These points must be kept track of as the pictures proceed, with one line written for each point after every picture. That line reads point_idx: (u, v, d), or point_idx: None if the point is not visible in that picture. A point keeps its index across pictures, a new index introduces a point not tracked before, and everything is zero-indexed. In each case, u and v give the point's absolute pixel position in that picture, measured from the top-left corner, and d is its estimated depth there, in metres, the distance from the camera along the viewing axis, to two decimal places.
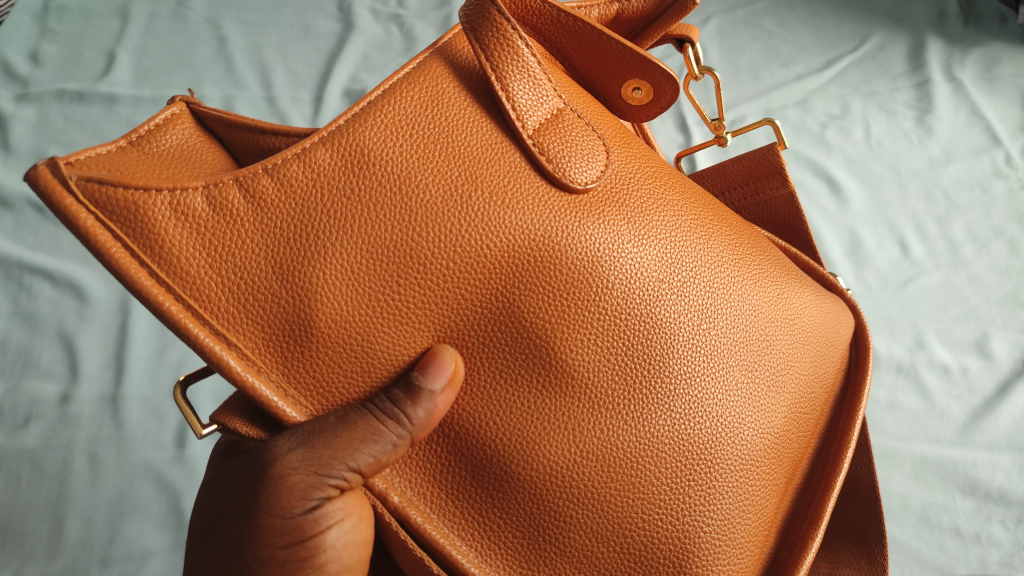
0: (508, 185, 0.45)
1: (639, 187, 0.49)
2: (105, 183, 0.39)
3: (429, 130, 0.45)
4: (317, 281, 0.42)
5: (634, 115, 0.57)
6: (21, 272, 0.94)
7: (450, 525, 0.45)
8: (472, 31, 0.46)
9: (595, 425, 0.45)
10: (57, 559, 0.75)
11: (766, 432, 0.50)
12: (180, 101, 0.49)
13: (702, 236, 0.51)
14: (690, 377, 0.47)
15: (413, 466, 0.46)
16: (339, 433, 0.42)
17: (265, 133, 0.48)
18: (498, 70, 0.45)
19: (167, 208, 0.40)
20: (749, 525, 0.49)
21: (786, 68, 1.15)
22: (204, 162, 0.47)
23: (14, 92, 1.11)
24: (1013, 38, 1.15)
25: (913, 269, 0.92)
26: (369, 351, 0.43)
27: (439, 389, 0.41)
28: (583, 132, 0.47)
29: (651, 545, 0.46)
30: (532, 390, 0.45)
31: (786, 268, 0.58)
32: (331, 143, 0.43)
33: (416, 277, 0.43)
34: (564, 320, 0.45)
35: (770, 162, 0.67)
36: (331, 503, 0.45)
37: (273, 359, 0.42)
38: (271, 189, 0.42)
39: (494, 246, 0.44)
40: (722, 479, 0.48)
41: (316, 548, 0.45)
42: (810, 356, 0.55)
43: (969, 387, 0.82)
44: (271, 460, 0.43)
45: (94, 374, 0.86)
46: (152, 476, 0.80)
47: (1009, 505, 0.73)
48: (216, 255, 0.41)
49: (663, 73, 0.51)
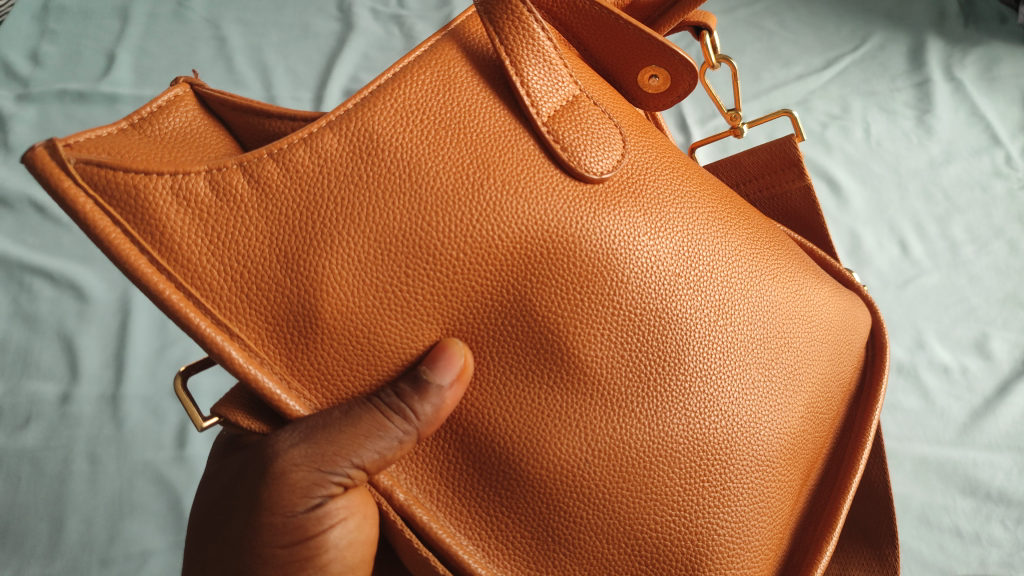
0: (521, 174, 0.44)
1: (655, 178, 0.48)
2: (104, 166, 0.38)
3: (440, 116, 0.43)
4: (322, 271, 0.40)
5: (650, 104, 0.56)
6: (22, 272, 0.92)
7: (456, 524, 0.43)
8: (486, 14, 0.45)
9: (608, 424, 0.44)
10: (57, 559, 0.73)
11: (782, 432, 0.49)
12: (183, 82, 0.47)
13: (719, 230, 0.50)
14: (705, 374, 0.46)
15: (419, 462, 0.44)
16: (343, 428, 0.40)
17: (271, 117, 0.47)
18: (512, 54, 0.44)
19: (168, 192, 0.39)
20: (763, 528, 0.48)
21: (787, 68, 1.15)
22: (208, 146, 0.46)
23: (14, 92, 1.09)
24: (1012, 39, 1.15)
25: (913, 268, 0.91)
26: (375, 344, 0.42)
27: (448, 383, 0.40)
28: (599, 120, 0.46)
29: (664, 547, 0.45)
30: (544, 386, 0.43)
31: (803, 262, 0.57)
32: (339, 129, 0.42)
33: (426, 268, 0.42)
34: (578, 315, 0.43)
35: (787, 154, 0.66)
36: (333, 502, 0.43)
37: (276, 350, 0.40)
38: (276, 174, 0.41)
39: (507, 237, 0.43)
40: (737, 481, 0.47)
41: (318, 548, 0.44)
42: (827, 354, 0.54)
43: (969, 387, 0.81)
44: (273, 456, 0.42)
45: (95, 374, 0.84)
46: (152, 476, 0.78)
47: (1009, 505, 0.73)
48: (218, 242, 0.40)
49: (682, 60, 0.50)
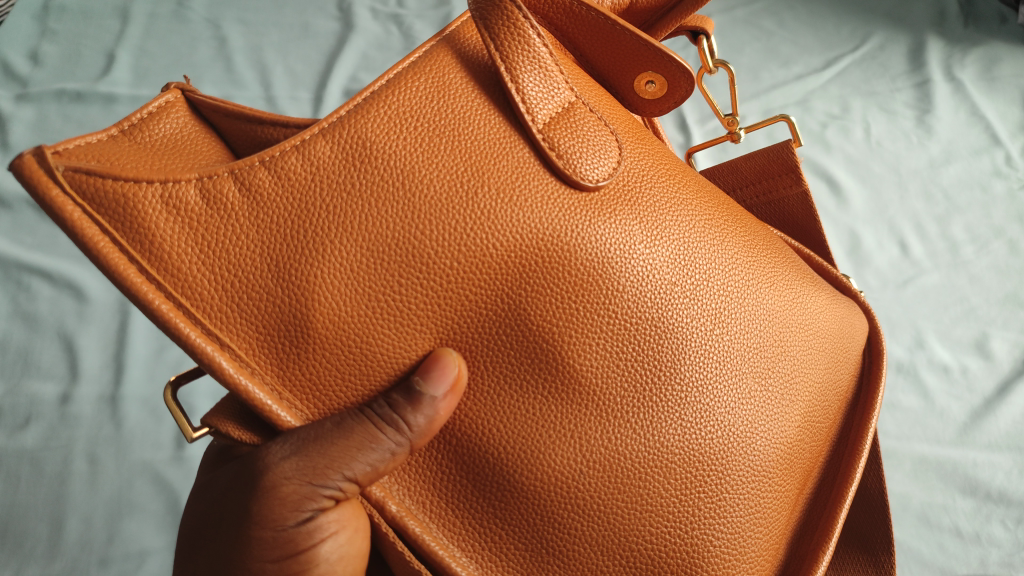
0: (516, 182, 0.43)
1: (652, 185, 0.48)
2: (93, 174, 0.37)
3: (434, 123, 0.43)
4: (314, 280, 0.40)
5: (646, 110, 0.55)
6: (21, 273, 0.91)
7: (449, 536, 0.43)
8: (481, 20, 0.44)
9: (602, 434, 0.43)
10: (57, 559, 0.73)
11: (779, 442, 0.49)
12: (175, 88, 0.47)
13: (717, 237, 0.49)
14: (701, 384, 0.45)
15: (411, 473, 0.44)
16: (335, 440, 0.40)
17: (264, 124, 0.46)
18: (508, 61, 0.43)
19: (158, 201, 0.38)
20: (760, 539, 0.48)
21: (786, 67, 1.14)
22: (199, 153, 0.45)
23: (14, 92, 1.08)
24: (1014, 38, 1.14)
25: (913, 269, 0.91)
26: (367, 354, 0.41)
27: (440, 395, 0.39)
28: (595, 127, 0.45)
29: (658, 559, 0.45)
30: (538, 396, 0.43)
31: (802, 270, 0.57)
32: (331, 135, 0.41)
33: (418, 277, 0.41)
34: (572, 325, 0.43)
35: (784, 160, 0.66)
36: (324, 515, 0.43)
37: (267, 360, 0.40)
38: (269, 182, 0.40)
39: (502, 246, 0.42)
40: (733, 491, 0.46)
41: (310, 562, 0.44)
42: (824, 362, 0.54)
43: (968, 387, 0.81)
44: (264, 469, 0.41)
45: (94, 374, 0.84)
46: (151, 476, 0.77)
47: (1009, 505, 0.72)
48: (209, 250, 0.39)
49: (678, 66, 0.49)
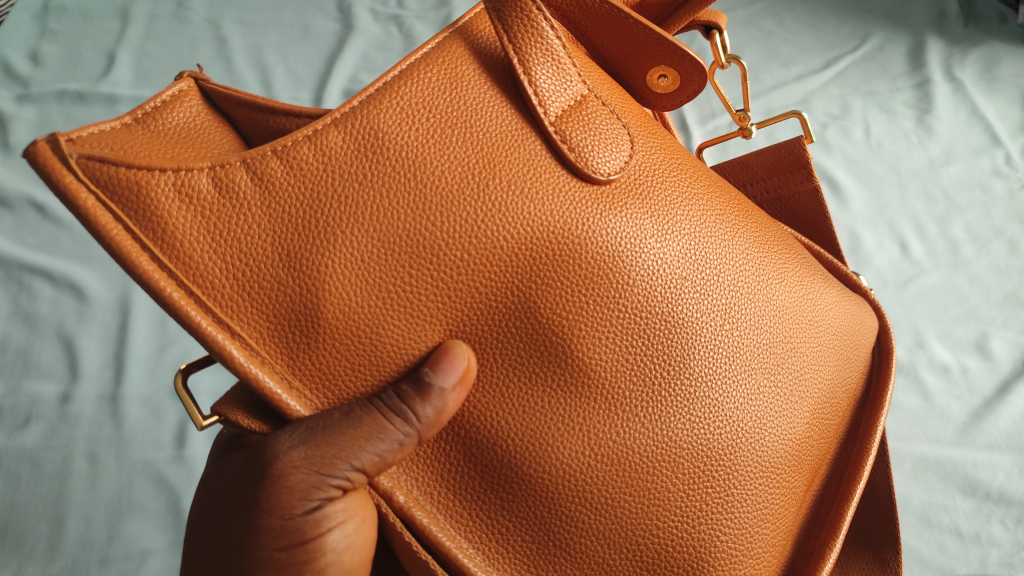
0: (527, 174, 0.43)
1: (662, 179, 0.48)
2: (106, 161, 0.38)
3: (446, 114, 0.43)
4: (325, 270, 0.40)
5: (658, 104, 0.56)
6: (21, 272, 0.91)
7: (457, 527, 0.43)
8: (495, 12, 0.44)
9: (611, 428, 0.44)
10: (57, 559, 0.72)
11: (787, 438, 0.49)
12: (187, 77, 0.47)
13: (727, 232, 0.50)
14: (710, 379, 0.46)
15: (419, 464, 0.44)
16: (344, 430, 0.40)
17: (276, 113, 0.46)
18: (521, 52, 0.44)
19: (171, 189, 0.39)
20: (767, 534, 0.48)
21: (786, 68, 1.15)
22: (211, 142, 0.45)
23: (14, 92, 1.08)
24: (1012, 39, 1.15)
25: (913, 268, 0.91)
26: (377, 344, 0.41)
27: (450, 385, 0.39)
28: (607, 120, 0.46)
29: (665, 554, 0.45)
30: (548, 389, 0.43)
31: (811, 266, 0.57)
32: (343, 126, 0.41)
33: (429, 269, 0.41)
34: (583, 319, 0.43)
35: (796, 156, 0.66)
36: (332, 504, 0.43)
37: (277, 349, 0.40)
38: (280, 172, 0.40)
39: (513, 239, 0.42)
40: (741, 486, 0.46)
41: (316, 551, 0.43)
42: (833, 358, 0.54)
43: (969, 387, 0.81)
44: (272, 457, 0.42)
45: (94, 374, 0.84)
46: (152, 476, 0.77)
47: (1009, 505, 0.72)
48: (221, 239, 0.39)
49: (691, 61, 0.50)
